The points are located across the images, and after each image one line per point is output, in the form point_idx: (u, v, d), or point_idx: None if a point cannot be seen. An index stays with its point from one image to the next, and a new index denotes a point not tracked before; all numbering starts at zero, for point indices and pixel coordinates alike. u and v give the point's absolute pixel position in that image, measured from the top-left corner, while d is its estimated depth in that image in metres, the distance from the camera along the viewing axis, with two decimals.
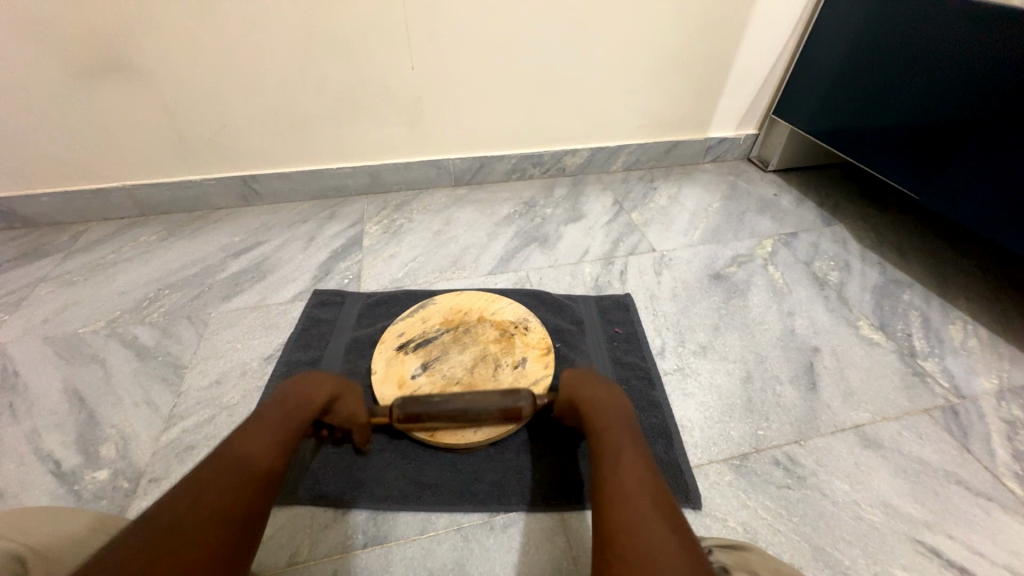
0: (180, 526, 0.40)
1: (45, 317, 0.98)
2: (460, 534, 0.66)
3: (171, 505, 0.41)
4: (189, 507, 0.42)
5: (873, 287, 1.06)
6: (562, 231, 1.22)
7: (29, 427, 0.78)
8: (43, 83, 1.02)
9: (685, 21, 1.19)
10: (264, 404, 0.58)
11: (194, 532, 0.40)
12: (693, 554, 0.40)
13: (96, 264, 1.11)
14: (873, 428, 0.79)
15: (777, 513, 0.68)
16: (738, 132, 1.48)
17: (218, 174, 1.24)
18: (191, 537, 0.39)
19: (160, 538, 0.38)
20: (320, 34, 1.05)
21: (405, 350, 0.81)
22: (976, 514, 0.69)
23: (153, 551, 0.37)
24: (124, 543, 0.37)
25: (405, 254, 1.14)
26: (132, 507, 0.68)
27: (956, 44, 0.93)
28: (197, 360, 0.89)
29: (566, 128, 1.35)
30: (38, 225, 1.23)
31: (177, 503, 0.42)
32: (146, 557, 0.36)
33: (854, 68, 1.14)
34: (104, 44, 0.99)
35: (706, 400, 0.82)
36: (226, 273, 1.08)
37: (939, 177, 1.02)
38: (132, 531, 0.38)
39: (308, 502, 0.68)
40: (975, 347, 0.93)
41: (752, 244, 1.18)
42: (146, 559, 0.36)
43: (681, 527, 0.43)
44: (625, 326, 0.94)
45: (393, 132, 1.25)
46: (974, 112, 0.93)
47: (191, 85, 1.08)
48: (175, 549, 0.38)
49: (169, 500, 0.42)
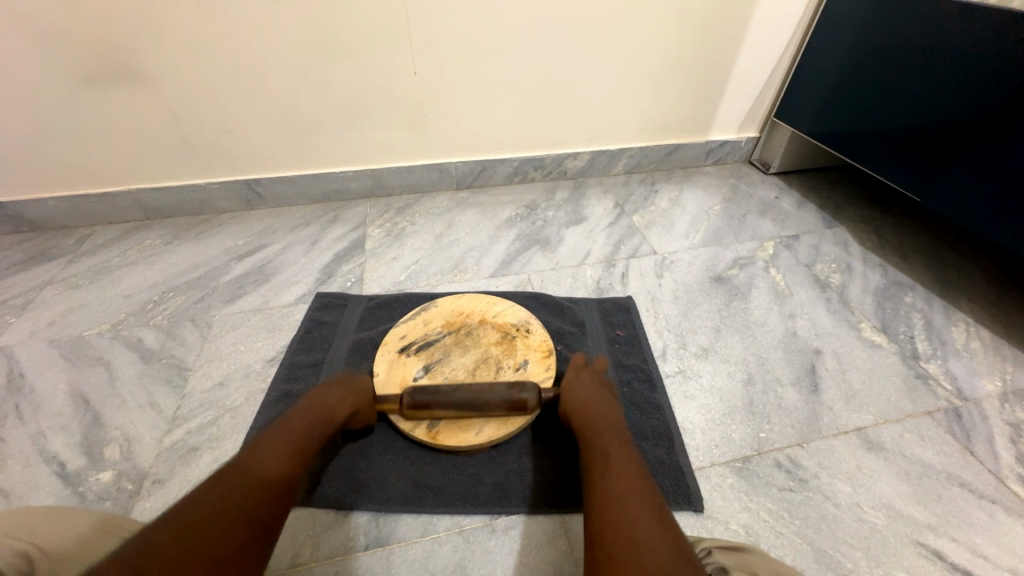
0: (204, 524, 0.41)
1: (51, 320, 0.99)
2: (462, 536, 0.66)
3: (195, 503, 0.43)
4: (210, 507, 0.43)
5: (875, 290, 1.06)
6: (563, 234, 1.22)
7: (35, 429, 0.79)
8: (53, 89, 1.03)
9: (685, 26, 1.20)
10: (292, 411, 0.59)
11: (215, 531, 0.41)
12: (678, 547, 0.41)
13: (101, 267, 1.12)
14: (876, 431, 0.79)
15: (778, 516, 0.68)
16: (740, 135, 1.48)
17: (221, 178, 1.25)
18: (213, 536, 0.41)
19: (185, 533, 0.40)
20: (324, 40, 1.07)
21: (407, 352, 0.82)
22: (980, 517, 0.69)
23: (176, 546, 0.38)
24: (155, 532, 0.39)
25: (407, 257, 1.14)
26: (136, 509, 0.69)
27: (954, 47, 0.94)
28: (201, 362, 0.89)
29: (568, 132, 1.36)
30: (44, 228, 1.24)
31: (202, 501, 0.43)
32: (170, 551, 0.38)
33: (854, 71, 1.15)
34: (113, 52, 1.00)
35: (708, 403, 0.82)
36: (230, 276, 1.09)
37: (939, 180, 1.02)
38: (160, 524, 0.40)
39: (311, 503, 0.69)
40: (978, 349, 0.93)
41: (753, 247, 1.17)
42: (172, 554, 0.38)
43: (665, 521, 0.44)
44: (626, 328, 0.95)
45: (395, 135, 1.26)
46: (974, 114, 0.93)
47: (197, 90, 1.09)
48: (198, 547, 0.39)
49: (194, 498, 0.43)
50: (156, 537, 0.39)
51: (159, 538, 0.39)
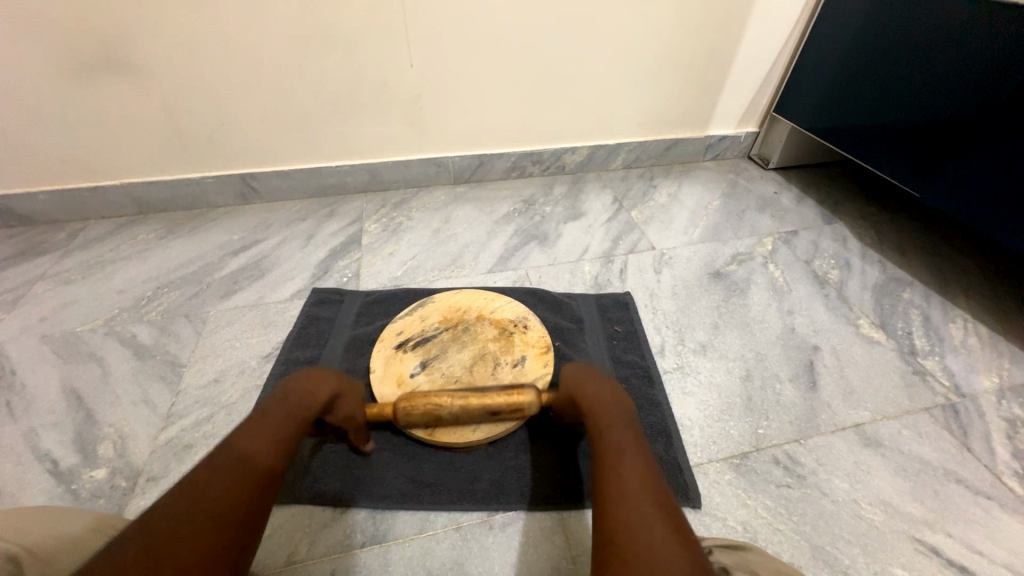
0: (177, 530, 0.39)
1: (43, 316, 0.97)
2: (459, 533, 0.66)
3: (166, 510, 0.41)
4: (187, 508, 0.41)
5: (874, 286, 1.06)
6: (561, 229, 1.22)
7: (27, 426, 0.78)
8: (41, 81, 1.01)
9: (686, 19, 1.18)
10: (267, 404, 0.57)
11: (191, 534, 0.39)
12: (693, 552, 0.40)
13: (95, 262, 1.11)
14: (873, 427, 0.79)
15: (776, 512, 0.68)
16: (739, 130, 1.47)
17: (216, 172, 1.23)
18: (188, 540, 0.39)
19: (157, 542, 0.38)
20: (319, 30, 1.05)
21: (404, 349, 0.81)
22: (977, 513, 0.69)
23: (155, 552, 0.37)
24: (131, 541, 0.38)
25: (403, 253, 1.13)
26: (130, 507, 0.68)
27: (954, 43, 0.93)
28: (195, 359, 0.88)
29: (567, 127, 1.35)
30: (36, 222, 1.23)
31: (173, 508, 0.41)
32: (148, 558, 0.36)
33: (854, 66, 1.14)
34: (104, 43, 0.98)
35: (707, 399, 0.82)
36: (225, 271, 1.08)
37: (938, 177, 1.02)
38: (137, 533, 0.39)
39: (307, 500, 0.68)
40: (975, 345, 0.93)
41: (752, 242, 1.17)
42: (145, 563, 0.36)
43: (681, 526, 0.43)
44: (624, 324, 0.94)
45: (391, 129, 1.25)
46: (974, 109, 0.93)
47: (190, 81, 1.07)
48: (172, 554, 0.37)
49: (163, 505, 0.41)
50: (131, 547, 0.37)
51: (128, 550, 0.37)
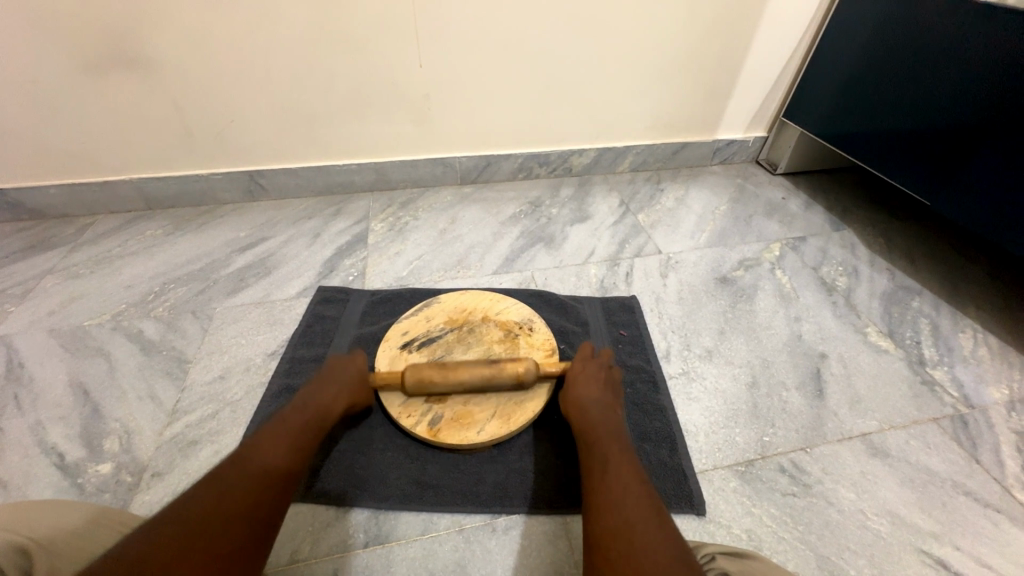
0: (203, 523, 0.41)
1: (51, 310, 0.98)
2: (462, 536, 0.66)
3: (189, 506, 0.42)
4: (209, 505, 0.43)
5: (882, 294, 1.05)
6: (568, 231, 1.21)
7: (33, 419, 0.78)
8: (52, 77, 1.02)
9: (696, 22, 1.18)
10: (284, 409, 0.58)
11: (212, 531, 0.41)
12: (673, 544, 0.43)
13: (104, 256, 1.12)
14: (880, 437, 0.78)
15: (781, 521, 0.68)
16: (747, 134, 1.47)
17: (224, 169, 1.24)
18: (211, 533, 0.41)
19: (183, 535, 0.39)
20: (329, 31, 1.06)
21: (409, 349, 0.81)
22: (985, 526, 0.69)
23: (179, 543, 0.39)
24: (157, 529, 0.40)
25: (410, 252, 1.14)
26: (135, 502, 0.68)
27: (967, 53, 0.93)
28: (201, 355, 0.89)
29: (575, 129, 1.35)
30: (46, 216, 1.23)
31: (199, 503, 0.43)
32: (172, 547, 0.38)
33: (866, 72, 1.13)
34: (113, 38, 0.99)
35: (712, 405, 0.81)
36: (231, 268, 1.08)
37: (949, 185, 1.01)
38: (162, 522, 0.40)
39: (311, 499, 0.68)
40: (985, 356, 0.92)
41: (760, 248, 1.16)
42: (175, 552, 0.38)
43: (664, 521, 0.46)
44: (630, 328, 0.94)
45: (400, 129, 1.25)
46: (986, 118, 0.92)
47: (199, 80, 1.08)
48: (198, 544, 0.39)
49: (185, 503, 0.42)
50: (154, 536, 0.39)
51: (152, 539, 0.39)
